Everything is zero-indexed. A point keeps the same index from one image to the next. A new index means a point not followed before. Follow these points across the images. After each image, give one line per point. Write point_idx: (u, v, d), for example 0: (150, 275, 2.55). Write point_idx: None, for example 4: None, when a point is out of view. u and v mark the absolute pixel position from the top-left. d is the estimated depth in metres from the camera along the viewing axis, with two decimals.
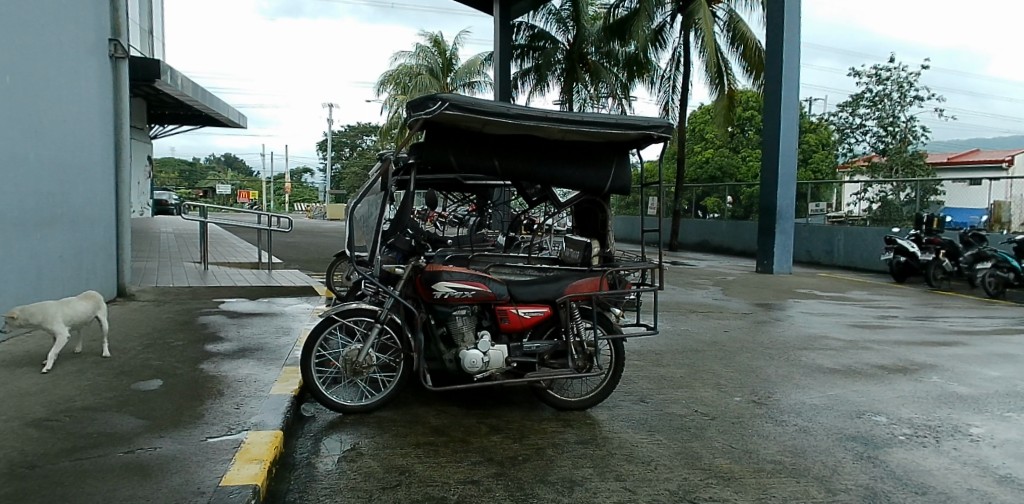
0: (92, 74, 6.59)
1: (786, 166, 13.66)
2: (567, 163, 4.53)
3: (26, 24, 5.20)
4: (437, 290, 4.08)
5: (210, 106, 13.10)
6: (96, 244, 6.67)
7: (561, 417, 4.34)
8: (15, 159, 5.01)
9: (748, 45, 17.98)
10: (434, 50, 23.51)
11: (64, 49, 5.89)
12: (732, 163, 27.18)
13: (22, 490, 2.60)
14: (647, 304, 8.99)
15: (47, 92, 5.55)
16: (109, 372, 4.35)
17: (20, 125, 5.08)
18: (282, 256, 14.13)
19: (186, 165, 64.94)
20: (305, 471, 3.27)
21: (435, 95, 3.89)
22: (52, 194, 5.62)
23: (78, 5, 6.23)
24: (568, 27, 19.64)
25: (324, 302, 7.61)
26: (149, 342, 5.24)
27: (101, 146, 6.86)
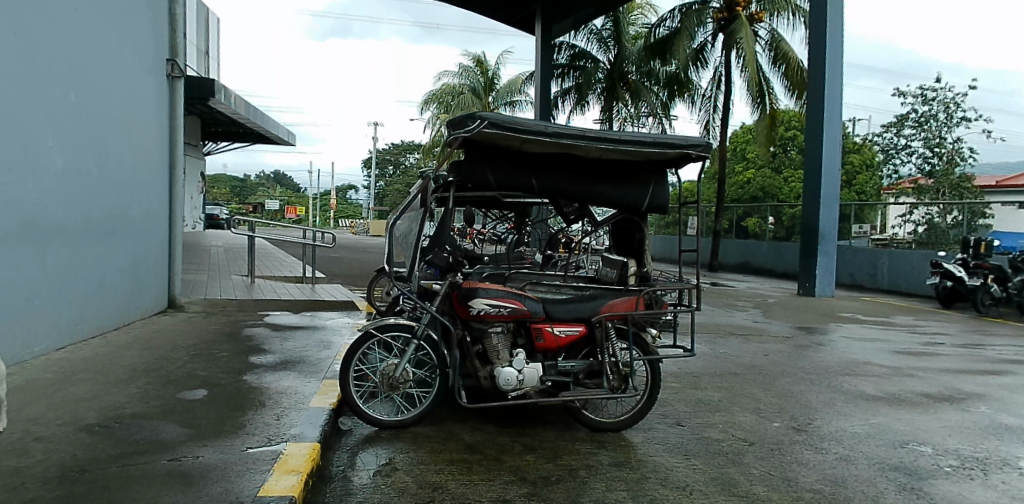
0: (150, 92, 6.94)
1: (830, 187, 13.28)
2: (604, 182, 4.54)
3: (91, 46, 5.55)
4: (474, 307, 4.12)
5: (260, 124, 13.57)
6: (150, 256, 6.98)
7: (595, 438, 4.32)
8: (79, 174, 5.32)
9: (791, 64, 17.72)
10: (477, 70, 24.07)
11: (125, 68, 6.27)
12: (774, 184, 26.64)
13: (74, 493, 2.74)
14: (685, 326, 8.83)
15: (109, 110, 5.90)
16: (157, 381, 4.53)
17: (85, 142, 5.43)
18: (325, 271, 14.49)
19: (237, 180, 67.44)
20: (341, 484, 3.34)
21: (475, 114, 3.99)
22: (111, 206, 5.93)
23: (138, 27, 6.61)
24: (609, 46, 19.74)
25: (364, 317, 7.75)
26: (196, 353, 5.43)
27: (157, 160, 7.19)
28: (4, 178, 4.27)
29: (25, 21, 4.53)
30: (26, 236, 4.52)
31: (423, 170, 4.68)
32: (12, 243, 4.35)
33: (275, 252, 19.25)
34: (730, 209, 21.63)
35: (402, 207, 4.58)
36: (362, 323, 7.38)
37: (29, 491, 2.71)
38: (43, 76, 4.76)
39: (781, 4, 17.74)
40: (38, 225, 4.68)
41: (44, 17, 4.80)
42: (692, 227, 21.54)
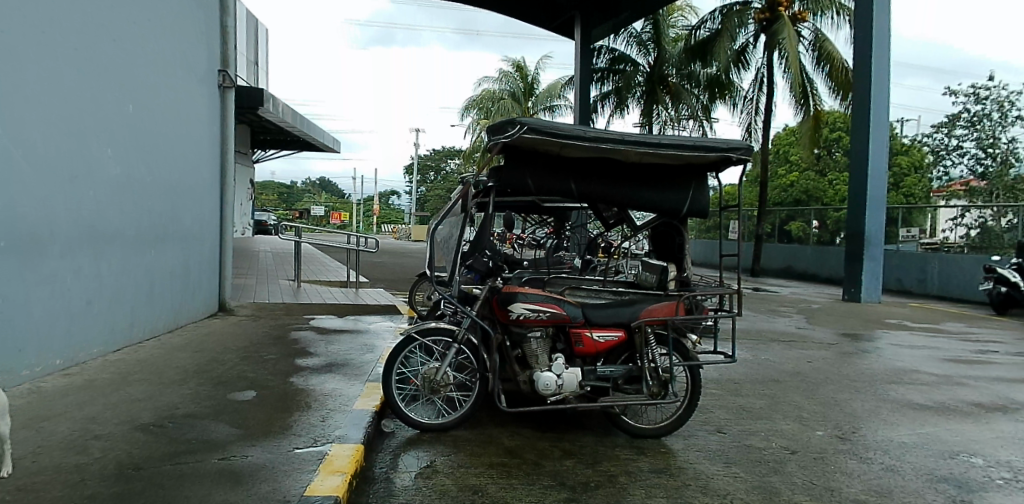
0: (202, 102, 7.24)
1: (877, 190, 12.83)
2: (644, 186, 4.52)
3: (146, 59, 5.83)
4: (513, 312, 4.15)
5: (304, 132, 13.98)
6: (202, 261, 7.27)
7: (635, 444, 4.30)
8: (134, 182, 5.60)
9: (835, 64, 17.16)
10: (516, 75, 24.16)
11: (178, 79, 6.56)
12: (818, 187, 25.85)
13: (129, 490, 2.90)
14: (725, 331, 8.65)
15: (163, 120, 6.19)
16: (209, 382, 4.71)
17: (140, 150, 5.70)
18: (368, 276, 14.80)
19: (284, 187, 69.61)
20: (383, 485, 3.43)
21: (514, 119, 4.06)
22: (164, 212, 6.20)
23: (192, 40, 6.92)
24: (649, 48, 19.51)
25: (406, 321, 7.89)
26: (245, 355, 5.63)
27: (208, 168, 7.49)
28: (64, 185, 4.52)
29: (83, 36, 4.78)
30: (85, 241, 4.79)
31: (464, 175, 4.73)
32: (72, 249, 4.61)
33: (321, 257, 19.79)
34: (773, 212, 21.08)
35: (443, 212, 4.63)
36: (404, 327, 7.52)
37: (88, 488, 2.88)
38: (100, 88, 5.01)
39: (825, 3, 17.12)
40: (96, 230, 4.94)
41: (102, 33, 5.06)
42: (733, 231, 21.09)
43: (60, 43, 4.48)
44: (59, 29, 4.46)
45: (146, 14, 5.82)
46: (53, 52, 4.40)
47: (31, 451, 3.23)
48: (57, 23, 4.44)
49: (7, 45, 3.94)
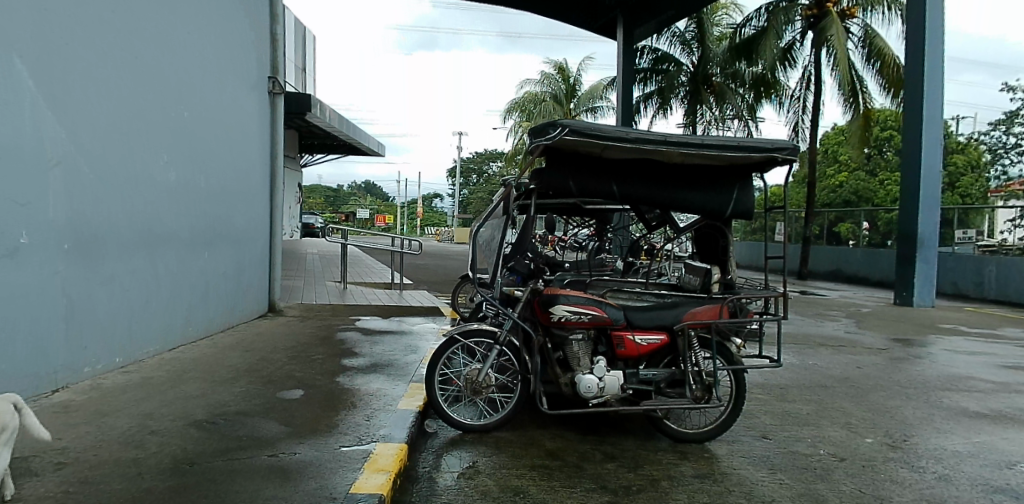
0: (252, 109, 7.51)
1: (930, 189, 12.24)
2: (687, 187, 4.47)
3: (201, 69, 6.09)
4: (554, 313, 4.18)
5: (349, 137, 14.34)
6: (252, 262, 7.55)
7: (678, 449, 4.26)
8: (188, 187, 5.86)
9: (886, 60, 16.50)
10: (558, 77, 24.17)
11: (231, 87, 6.83)
12: (869, 187, 24.82)
13: (185, 485, 3.07)
14: (769, 335, 8.43)
15: (216, 128, 6.46)
16: (259, 381, 4.89)
17: (194, 156, 5.96)
18: (412, 278, 15.05)
19: (330, 191, 71.46)
20: (426, 485, 3.51)
21: (556, 121, 4.09)
22: (216, 216, 6.48)
23: (243, 49, 7.18)
24: (692, 48, 19.19)
25: (448, 322, 8.00)
26: (293, 355, 5.82)
27: (258, 174, 7.76)
28: (124, 189, 4.77)
29: (143, 48, 5.02)
30: (142, 244, 5.05)
31: (506, 177, 4.77)
32: (130, 251, 4.87)
33: (365, 259, 20.25)
34: (820, 213, 20.42)
35: (484, 214, 4.68)
36: (446, 329, 7.63)
37: (147, 482, 3.05)
38: (158, 97, 5.26)
39: None
40: (154, 233, 5.21)
41: (161, 44, 5.31)
42: (780, 233, 20.53)
43: (121, 54, 4.72)
44: (120, 40, 4.70)
45: (201, 26, 6.08)
46: (115, 62, 4.64)
47: (92, 444, 3.40)
48: (119, 37, 4.70)
49: (73, 56, 4.18)
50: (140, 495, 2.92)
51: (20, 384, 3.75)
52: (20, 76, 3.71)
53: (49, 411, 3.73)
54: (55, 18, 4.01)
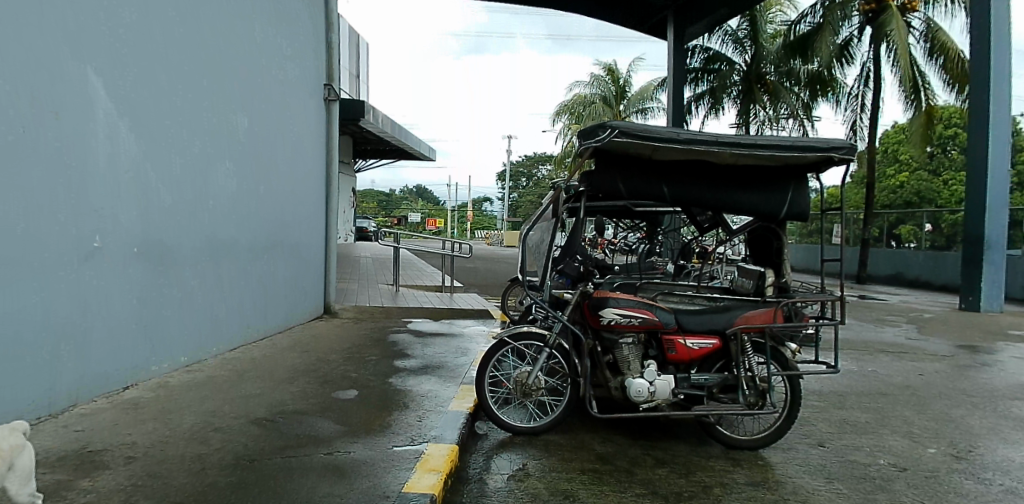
0: (309, 118, 7.80)
1: (998, 190, 11.56)
2: (739, 188, 4.42)
3: (261, 84, 6.37)
4: (604, 317, 4.20)
5: (402, 142, 14.75)
6: (309, 267, 7.84)
7: (730, 456, 4.20)
8: (250, 195, 6.15)
9: (950, 55, 15.65)
10: (607, 79, 23.95)
11: (289, 97, 7.11)
12: (931, 188, 23.70)
13: (244, 480, 3.24)
14: (826, 341, 8.14)
15: (276, 138, 6.75)
16: (316, 381, 5.09)
17: (256, 166, 6.26)
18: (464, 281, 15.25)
19: (384, 195, 73.27)
20: (477, 486, 3.60)
21: (605, 123, 4.12)
22: (276, 223, 6.78)
23: (301, 60, 7.47)
24: (746, 46, 18.62)
25: (498, 325, 8.10)
26: (348, 356, 6.03)
27: (314, 183, 8.03)
28: (189, 199, 5.06)
29: (207, 65, 5.30)
30: (207, 250, 5.36)
31: (556, 180, 4.82)
32: (196, 256, 5.18)
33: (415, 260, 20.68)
34: (880, 215, 19.52)
35: (536, 216, 4.75)
36: (496, 333, 7.72)
37: (211, 476, 3.24)
38: (221, 111, 5.55)
39: None
40: (217, 240, 5.51)
41: (223, 61, 5.59)
42: (837, 236, 19.78)
43: (187, 72, 5.00)
44: (186, 58, 4.98)
45: (261, 42, 6.36)
46: (181, 79, 4.93)
47: (159, 440, 3.62)
48: (187, 55, 5.00)
49: (143, 75, 4.47)
50: (203, 488, 3.11)
51: (93, 383, 4.06)
52: (98, 99, 4.02)
53: (121, 408, 4.02)
54: (127, 39, 4.29)
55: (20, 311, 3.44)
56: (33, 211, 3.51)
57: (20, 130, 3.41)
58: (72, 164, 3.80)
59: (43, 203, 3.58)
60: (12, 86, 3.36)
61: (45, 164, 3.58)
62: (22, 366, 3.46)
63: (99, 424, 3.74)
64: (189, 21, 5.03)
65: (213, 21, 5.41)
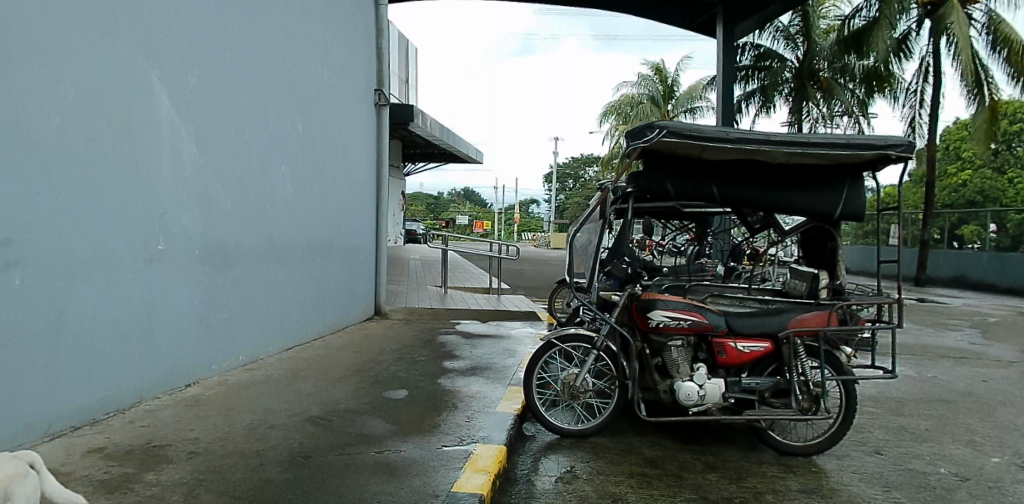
0: (363, 119, 7.67)
1: None
2: (792, 188, 4.28)
3: (318, 84, 6.31)
4: (652, 319, 4.09)
5: (450, 145, 14.43)
6: (361, 268, 7.76)
7: (782, 462, 4.08)
8: (305, 196, 6.09)
9: (1015, 47, 15.26)
10: (656, 78, 23.47)
11: (344, 97, 7.00)
12: (995, 185, 23.33)
13: (299, 477, 3.21)
14: (884, 345, 7.94)
15: (330, 140, 6.65)
16: (367, 380, 5.02)
17: (311, 167, 6.19)
18: (509, 283, 15.14)
19: (432, 199, 73.01)
20: (525, 488, 3.52)
21: (654, 123, 4.00)
22: (329, 224, 6.71)
23: (354, 61, 7.32)
24: (797, 42, 17.91)
25: (547, 327, 7.99)
26: (399, 356, 5.95)
27: (367, 183, 7.91)
28: (248, 200, 5.04)
29: (265, 66, 5.26)
30: (264, 251, 5.32)
31: (604, 182, 4.67)
32: (253, 258, 5.15)
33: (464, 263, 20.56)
34: (940, 215, 19.03)
35: (581, 218, 4.64)
36: (543, 334, 7.61)
37: (265, 472, 3.22)
38: (278, 112, 5.50)
39: None
40: (274, 241, 5.47)
41: (281, 62, 5.54)
42: (893, 237, 19.40)
43: (245, 73, 4.96)
44: (245, 60, 4.94)
45: (316, 44, 6.26)
46: (240, 79, 4.89)
47: (220, 436, 3.59)
48: (245, 56, 4.95)
49: (203, 77, 4.43)
50: (260, 485, 3.08)
51: (157, 382, 4.08)
52: (159, 102, 3.99)
53: (182, 404, 4.02)
54: (186, 40, 4.25)
55: (88, 307, 3.47)
56: (94, 212, 3.49)
57: (81, 131, 3.39)
58: (134, 166, 3.78)
59: (107, 204, 3.57)
60: (76, 86, 3.34)
61: (107, 165, 3.57)
62: (89, 362, 3.49)
63: (162, 418, 3.75)
64: (247, 21, 4.98)
65: (271, 22, 5.36)
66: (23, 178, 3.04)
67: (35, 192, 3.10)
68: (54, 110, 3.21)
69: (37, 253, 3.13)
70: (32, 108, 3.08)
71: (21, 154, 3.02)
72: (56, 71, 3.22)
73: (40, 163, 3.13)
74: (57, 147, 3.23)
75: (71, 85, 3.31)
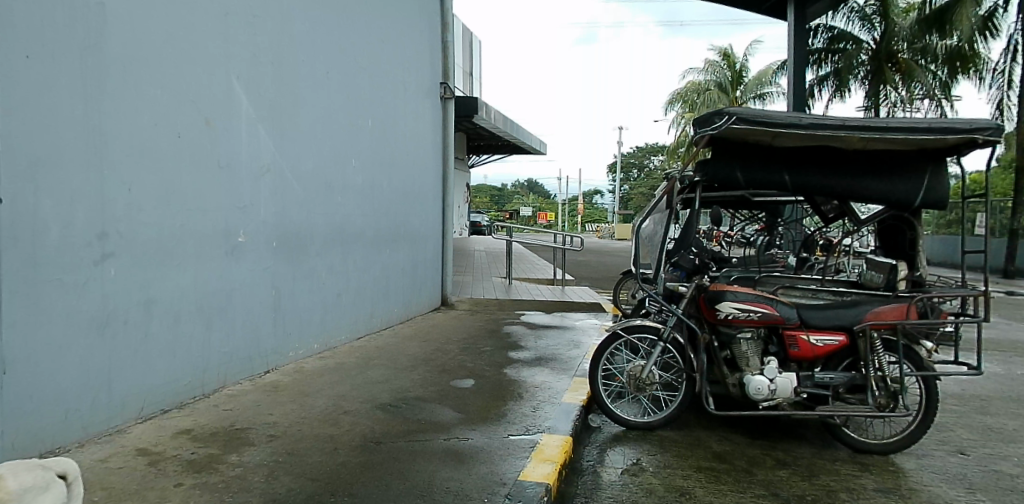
0: (429, 113, 7.75)
1: None
2: (869, 175, 4.09)
3: (385, 80, 6.41)
4: (721, 310, 4.01)
5: (513, 137, 14.44)
6: (427, 259, 7.86)
7: (857, 460, 3.93)
8: (373, 189, 6.22)
9: None
10: (723, 64, 22.56)
11: (410, 91, 7.08)
12: None
13: (371, 461, 3.29)
14: (970, 341, 7.50)
15: (397, 134, 6.75)
16: (434, 369, 5.11)
17: (379, 160, 6.30)
18: (573, 274, 15.08)
19: (494, 191, 73.68)
20: (591, 478, 3.52)
21: (722, 110, 3.91)
22: (397, 216, 6.83)
23: (420, 55, 7.40)
24: (874, 23, 16.55)
25: (611, 319, 7.93)
26: (465, 346, 6.03)
27: (433, 176, 8.00)
28: (320, 193, 5.19)
29: (335, 63, 5.38)
30: (335, 243, 5.46)
31: (669, 171, 4.61)
32: (325, 249, 5.30)
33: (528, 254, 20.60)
34: None
35: (647, 209, 4.59)
36: (608, 325, 7.56)
37: (339, 456, 3.31)
38: (348, 107, 5.62)
39: None
40: (344, 232, 5.62)
41: (350, 59, 5.65)
42: (979, 226, 18.27)
43: (317, 70, 5.09)
44: (316, 57, 5.07)
45: (383, 39, 6.35)
46: (312, 76, 5.03)
47: (297, 420, 3.73)
48: (316, 53, 5.07)
49: (277, 75, 4.57)
50: (336, 468, 3.18)
51: (239, 366, 4.27)
52: (238, 99, 4.15)
53: (261, 390, 4.20)
54: (262, 38, 4.38)
55: (177, 294, 3.67)
56: (179, 204, 3.66)
57: (168, 127, 3.56)
58: (216, 161, 3.95)
59: (190, 197, 3.74)
60: (163, 87, 3.52)
61: (191, 160, 3.74)
62: (178, 347, 3.70)
63: (242, 403, 3.93)
64: (318, 19, 5.10)
65: (341, 19, 5.47)
66: (115, 171, 3.22)
67: (126, 188, 3.29)
68: (142, 108, 3.38)
69: (129, 243, 3.32)
70: (122, 108, 3.25)
71: (112, 150, 3.20)
72: (144, 74, 3.39)
73: (130, 160, 3.31)
74: (145, 142, 3.41)
75: (157, 86, 3.48)
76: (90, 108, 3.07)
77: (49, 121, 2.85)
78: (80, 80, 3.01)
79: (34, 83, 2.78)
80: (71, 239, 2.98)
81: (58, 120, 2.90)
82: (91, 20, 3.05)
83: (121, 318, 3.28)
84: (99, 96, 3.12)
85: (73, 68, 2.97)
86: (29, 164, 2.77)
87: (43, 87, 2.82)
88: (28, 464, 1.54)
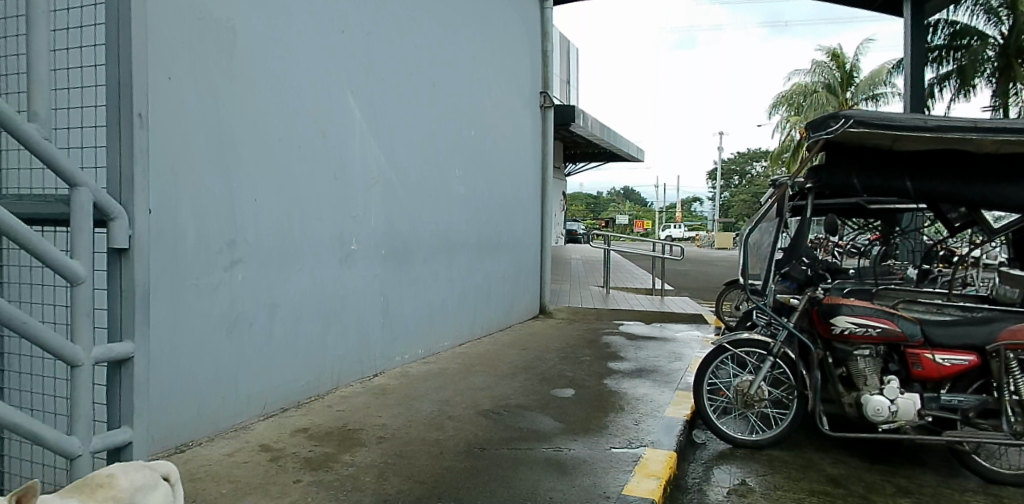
0: (528, 122, 7.78)
1: None
2: (1004, 180, 3.75)
3: (487, 90, 6.50)
4: (836, 325, 3.80)
5: (610, 144, 14.36)
6: (527, 267, 7.90)
7: (990, 491, 3.60)
8: (475, 197, 6.31)
9: None
10: (831, 65, 21.51)
11: (510, 101, 7.15)
12: None
13: (476, 467, 3.32)
14: None
15: (498, 144, 6.83)
16: (535, 377, 5.12)
17: (480, 170, 6.40)
18: (673, 284, 14.70)
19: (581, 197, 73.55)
20: (697, 496, 3.41)
21: (838, 112, 3.71)
22: (497, 224, 6.90)
23: (520, 65, 7.47)
24: (1002, 16, 13.72)
25: (713, 330, 7.67)
26: (564, 355, 6.01)
27: (532, 185, 8.03)
28: (426, 202, 5.32)
29: (440, 75, 5.51)
30: (438, 251, 5.58)
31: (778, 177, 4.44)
32: (429, 257, 5.42)
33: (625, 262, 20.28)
34: None
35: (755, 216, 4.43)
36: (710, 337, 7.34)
37: (443, 461, 3.37)
38: (452, 118, 5.74)
39: None
40: (447, 240, 5.73)
41: (454, 71, 5.78)
42: None
43: (423, 82, 5.23)
44: (421, 69, 5.20)
45: (485, 50, 6.44)
46: (419, 89, 5.17)
47: (404, 424, 3.83)
48: (423, 66, 5.22)
49: (387, 88, 4.73)
50: (443, 472, 3.23)
51: (351, 369, 4.44)
52: (352, 112, 4.33)
53: (370, 392, 4.34)
54: (373, 54, 4.55)
55: (296, 298, 3.86)
56: (300, 214, 3.86)
57: (291, 140, 3.77)
58: (332, 171, 4.14)
59: (309, 207, 3.93)
60: (286, 102, 3.73)
61: (310, 171, 3.93)
62: (297, 348, 3.89)
63: (353, 403, 4.08)
64: (424, 33, 5.23)
65: (445, 32, 5.59)
66: (245, 182, 3.44)
67: (254, 198, 3.51)
68: (269, 123, 3.60)
69: (255, 249, 3.53)
70: (250, 123, 3.46)
71: (242, 162, 3.41)
72: (271, 90, 3.61)
73: (258, 172, 3.52)
74: (271, 154, 3.62)
75: (280, 101, 3.68)
76: (224, 123, 3.29)
77: (191, 137, 3.09)
78: (215, 97, 3.23)
79: (177, 101, 3.01)
80: (206, 246, 3.20)
81: (198, 135, 3.12)
82: (224, 40, 3.27)
83: (247, 321, 3.49)
84: (230, 112, 3.32)
85: (210, 87, 3.20)
86: (171, 176, 2.98)
87: (183, 105, 3.04)
88: (136, 464, 1.65)
